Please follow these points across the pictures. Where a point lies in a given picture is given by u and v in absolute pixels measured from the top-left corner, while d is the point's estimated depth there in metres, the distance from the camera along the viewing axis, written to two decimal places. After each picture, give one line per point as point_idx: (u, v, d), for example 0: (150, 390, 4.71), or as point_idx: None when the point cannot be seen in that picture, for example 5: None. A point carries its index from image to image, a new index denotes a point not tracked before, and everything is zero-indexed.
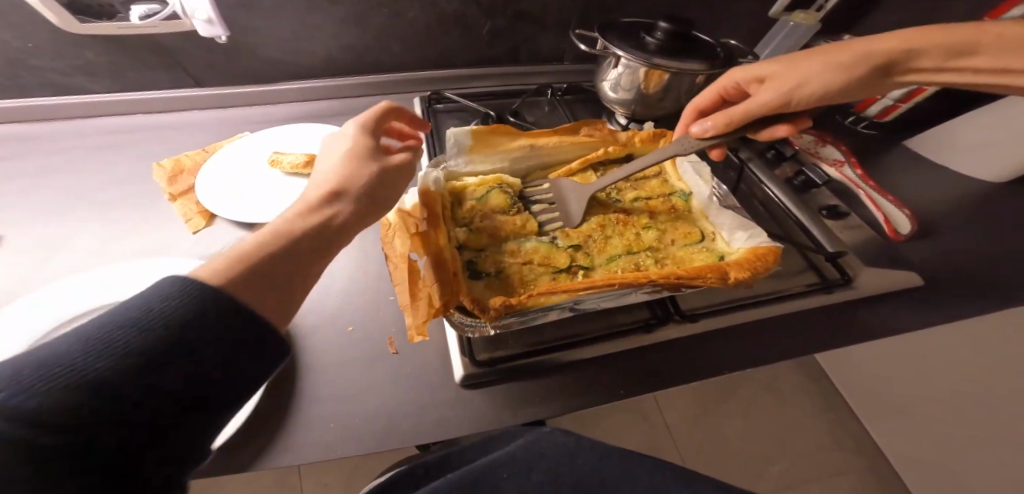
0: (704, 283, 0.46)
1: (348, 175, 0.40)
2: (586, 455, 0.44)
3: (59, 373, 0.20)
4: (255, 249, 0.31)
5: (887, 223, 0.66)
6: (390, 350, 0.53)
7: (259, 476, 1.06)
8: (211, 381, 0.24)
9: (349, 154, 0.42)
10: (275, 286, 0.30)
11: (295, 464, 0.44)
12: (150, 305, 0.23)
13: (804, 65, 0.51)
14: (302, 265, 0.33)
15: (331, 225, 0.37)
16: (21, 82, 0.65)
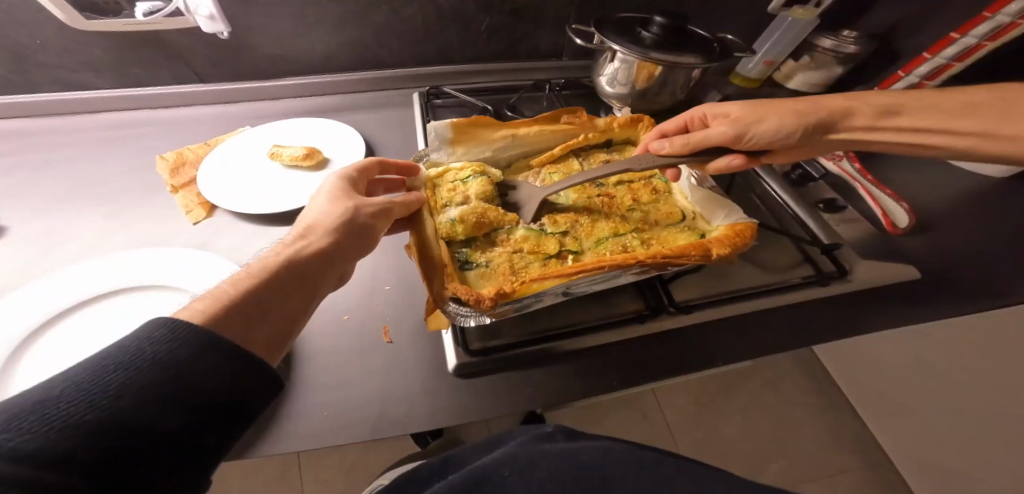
0: (689, 261, 0.47)
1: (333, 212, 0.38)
2: (591, 452, 0.36)
3: (52, 419, 0.19)
4: (237, 288, 0.30)
5: (885, 216, 0.66)
6: (385, 339, 0.54)
7: (260, 469, 1.07)
8: (209, 419, 0.24)
9: (332, 194, 0.40)
10: (254, 329, 0.29)
11: (290, 450, 0.45)
12: (142, 346, 0.23)
13: (765, 104, 0.52)
14: (283, 308, 0.31)
15: (319, 259, 0.35)
16: (30, 77, 0.67)
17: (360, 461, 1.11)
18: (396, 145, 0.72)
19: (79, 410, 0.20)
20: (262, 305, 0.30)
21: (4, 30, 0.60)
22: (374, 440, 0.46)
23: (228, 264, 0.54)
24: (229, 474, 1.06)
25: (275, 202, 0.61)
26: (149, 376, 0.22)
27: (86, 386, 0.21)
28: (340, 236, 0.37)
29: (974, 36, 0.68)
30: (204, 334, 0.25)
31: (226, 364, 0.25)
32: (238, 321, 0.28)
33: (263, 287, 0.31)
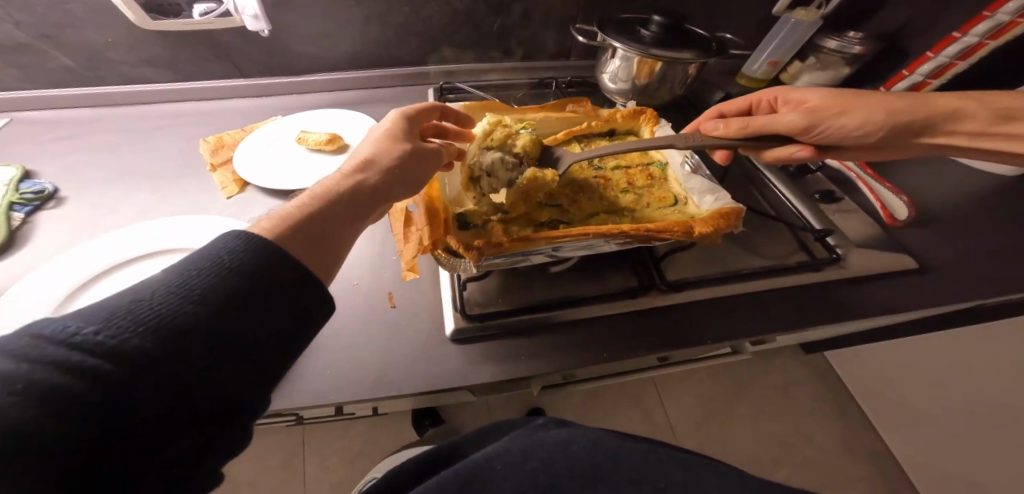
0: (671, 237, 0.49)
1: (384, 149, 0.44)
2: (580, 442, 0.37)
3: (138, 321, 0.24)
4: (293, 212, 0.35)
5: (882, 208, 0.66)
6: (389, 304, 0.59)
7: (267, 456, 1.12)
8: (263, 344, 0.27)
9: (384, 131, 0.46)
10: (315, 242, 0.34)
11: (294, 401, 0.49)
12: (216, 262, 0.28)
13: (847, 96, 0.54)
14: (340, 230, 0.37)
15: (368, 193, 0.40)
16: (100, 73, 0.77)
17: (361, 451, 1.15)
18: None
19: (161, 313, 0.24)
20: (319, 227, 0.35)
21: (83, 31, 0.70)
22: (371, 398, 0.50)
23: None
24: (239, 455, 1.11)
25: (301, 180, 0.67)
26: (222, 289, 0.27)
27: (173, 290, 0.26)
28: (388, 176, 0.42)
29: (974, 35, 0.69)
30: (268, 250, 0.30)
31: (284, 296, 0.29)
32: (296, 235, 0.33)
33: (314, 216, 0.36)
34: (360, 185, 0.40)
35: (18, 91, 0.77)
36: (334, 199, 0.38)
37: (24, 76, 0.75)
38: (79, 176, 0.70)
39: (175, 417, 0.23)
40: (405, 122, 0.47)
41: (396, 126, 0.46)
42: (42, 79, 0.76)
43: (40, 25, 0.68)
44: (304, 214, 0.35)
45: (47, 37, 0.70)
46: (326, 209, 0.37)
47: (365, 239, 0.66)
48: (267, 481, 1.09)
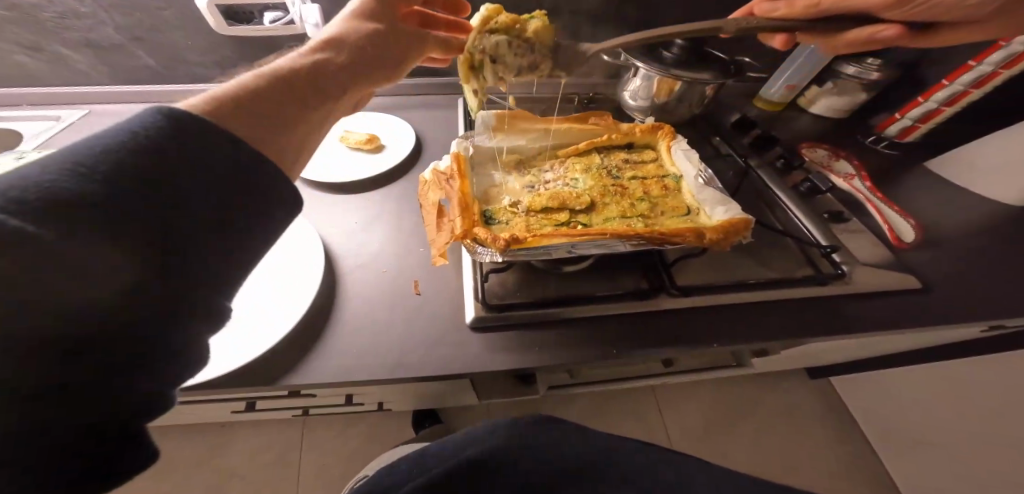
0: (683, 242, 0.51)
1: (347, 30, 0.43)
2: (554, 443, 0.42)
3: (30, 202, 0.20)
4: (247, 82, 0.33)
5: (890, 230, 0.69)
6: (414, 290, 0.63)
7: (268, 448, 1.19)
8: (201, 229, 0.25)
9: (348, 15, 0.45)
10: (272, 115, 0.32)
11: (324, 374, 0.54)
12: (133, 134, 0.24)
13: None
14: (302, 104, 0.35)
15: (331, 73, 0.39)
16: (172, 72, 0.85)
17: (360, 447, 1.22)
18: (442, 140, 0.85)
19: (64, 192, 0.21)
20: (275, 98, 0.33)
21: (167, 34, 0.78)
22: (394, 377, 0.54)
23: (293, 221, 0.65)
24: (241, 448, 1.18)
25: (344, 176, 0.76)
26: (140, 165, 0.23)
27: (70, 169, 0.21)
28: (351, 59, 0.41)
29: (989, 64, 0.72)
30: (204, 135, 0.26)
31: (220, 175, 0.26)
32: (251, 100, 0.32)
33: (266, 91, 0.33)
34: (322, 63, 0.39)
35: (99, 86, 0.84)
36: (289, 75, 0.36)
37: (107, 74, 0.83)
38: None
39: (104, 315, 0.21)
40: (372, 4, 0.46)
41: (361, 7, 0.45)
42: (123, 77, 0.84)
43: (131, 28, 0.76)
44: (250, 86, 0.33)
45: (135, 39, 0.78)
46: (284, 81, 0.35)
47: (395, 231, 0.70)
48: (264, 474, 1.16)
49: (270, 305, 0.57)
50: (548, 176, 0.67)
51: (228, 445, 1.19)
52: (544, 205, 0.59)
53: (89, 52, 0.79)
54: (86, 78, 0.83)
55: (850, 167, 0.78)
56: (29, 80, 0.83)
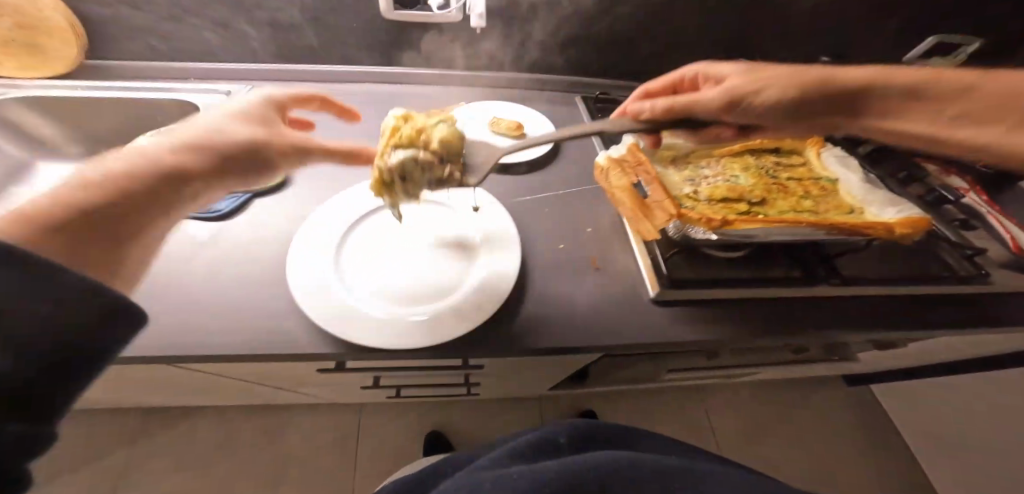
0: (873, 234, 0.58)
1: (181, 162, 0.39)
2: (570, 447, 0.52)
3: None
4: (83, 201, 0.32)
5: (1013, 240, 0.75)
6: (593, 265, 0.66)
7: (327, 433, 1.28)
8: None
9: (191, 147, 0.40)
10: (104, 231, 0.32)
11: (529, 337, 0.58)
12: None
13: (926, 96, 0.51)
14: (149, 205, 0.36)
15: (178, 171, 0.38)
16: (330, 52, 0.93)
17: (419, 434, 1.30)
18: (575, 130, 0.92)
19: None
20: (115, 217, 0.33)
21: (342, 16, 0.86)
22: (594, 343, 0.58)
23: (473, 191, 0.70)
24: (300, 433, 1.27)
25: (498, 157, 0.80)
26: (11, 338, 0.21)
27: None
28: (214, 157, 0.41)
29: None
30: None
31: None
32: (86, 224, 0.31)
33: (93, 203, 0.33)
34: (169, 176, 0.37)
35: (265, 64, 0.94)
36: (116, 192, 0.34)
37: (276, 52, 0.93)
38: None
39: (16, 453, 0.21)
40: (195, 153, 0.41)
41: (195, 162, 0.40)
42: (287, 55, 0.93)
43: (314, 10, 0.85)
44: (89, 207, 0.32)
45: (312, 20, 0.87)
46: (134, 192, 0.35)
47: (559, 209, 0.73)
48: (324, 457, 1.24)
49: (476, 263, 0.61)
50: (706, 171, 0.71)
51: (295, 424, 1.28)
52: (724, 196, 0.65)
53: (270, 31, 0.88)
54: (254, 56, 0.93)
55: (964, 182, 0.86)
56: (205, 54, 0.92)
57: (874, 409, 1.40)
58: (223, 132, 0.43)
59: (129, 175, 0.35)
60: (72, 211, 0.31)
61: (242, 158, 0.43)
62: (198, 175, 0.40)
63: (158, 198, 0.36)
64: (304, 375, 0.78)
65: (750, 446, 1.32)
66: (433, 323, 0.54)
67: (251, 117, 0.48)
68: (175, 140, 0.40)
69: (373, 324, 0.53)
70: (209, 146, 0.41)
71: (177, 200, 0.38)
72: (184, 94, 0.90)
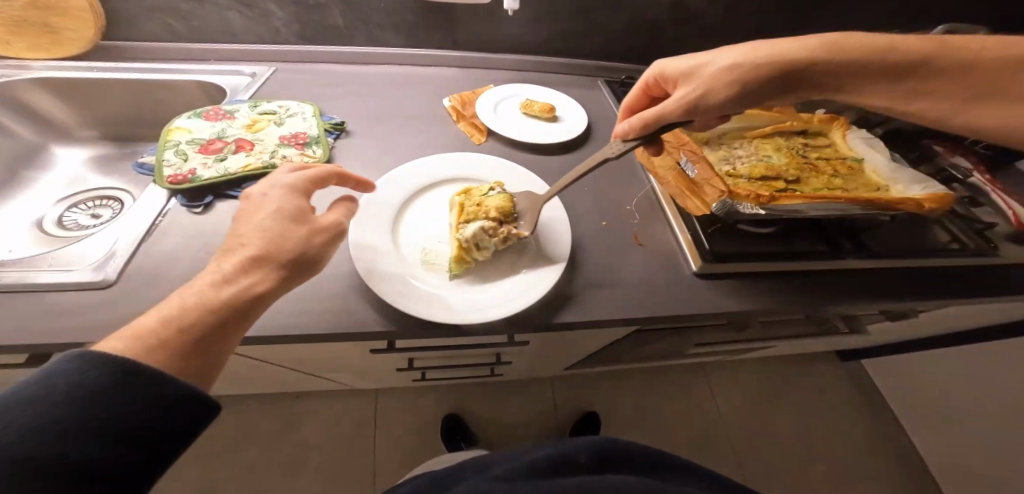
0: (905, 208, 0.62)
1: (277, 238, 0.42)
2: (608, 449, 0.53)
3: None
4: (179, 319, 0.34)
5: (1014, 215, 0.80)
6: (637, 242, 0.68)
7: (344, 419, 1.29)
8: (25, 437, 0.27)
9: (275, 214, 0.44)
10: (199, 350, 0.34)
11: (582, 310, 0.60)
12: (77, 379, 0.28)
13: (952, 73, 0.47)
14: (205, 334, 0.35)
15: (251, 297, 0.38)
16: (355, 33, 0.92)
17: (435, 418, 1.32)
18: (602, 113, 0.93)
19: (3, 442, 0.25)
20: (203, 334, 0.35)
21: None
22: (644, 316, 0.60)
23: (518, 169, 0.72)
24: (319, 419, 1.28)
25: (534, 138, 0.82)
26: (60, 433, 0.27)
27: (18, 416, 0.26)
28: (272, 262, 0.41)
29: None
30: (119, 374, 0.29)
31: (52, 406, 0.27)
32: (167, 349, 0.33)
33: (174, 325, 0.34)
34: (239, 292, 0.38)
35: (286, 45, 0.92)
36: (188, 322, 0.34)
37: (299, 33, 0.91)
38: (341, 114, 0.80)
39: None
40: (289, 228, 0.44)
41: (285, 210, 0.45)
42: (312, 35, 0.92)
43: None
44: (187, 316, 0.35)
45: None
46: (202, 317, 0.35)
47: (599, 189, 0.75)
48: (342, 442, 1.26)
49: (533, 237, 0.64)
50: (741, 152, 0.75)
51: (312, 412, 1.29)
52: (763, 174, 0.69)
53: (295, 10, 0.86)
54: (276, 36, 0.91)
55: (968, 161, 0.90)
56: (224, 34, 0.89)
57: (866, 382, 1.48)
58: (279, 232, 0.43)
59: (212, 295, 0.37)
60: (177, 327, 0.34)
61: (300, 261, 0.43)
62: (265, 285, 0.40)
63: (236, 325, 0.37)
64: (342, 357, 0.80)
65: (754, 418, 1.39)
66: (507, 293, 0.57)
67: (290, 210, 0.45)
68: (242, 255, 0.40)
69: (451, 296, 0.56)
70: (272, 257, 0.41)
71: (255, 316, 0.39)
72: (205, 75, 0.87)
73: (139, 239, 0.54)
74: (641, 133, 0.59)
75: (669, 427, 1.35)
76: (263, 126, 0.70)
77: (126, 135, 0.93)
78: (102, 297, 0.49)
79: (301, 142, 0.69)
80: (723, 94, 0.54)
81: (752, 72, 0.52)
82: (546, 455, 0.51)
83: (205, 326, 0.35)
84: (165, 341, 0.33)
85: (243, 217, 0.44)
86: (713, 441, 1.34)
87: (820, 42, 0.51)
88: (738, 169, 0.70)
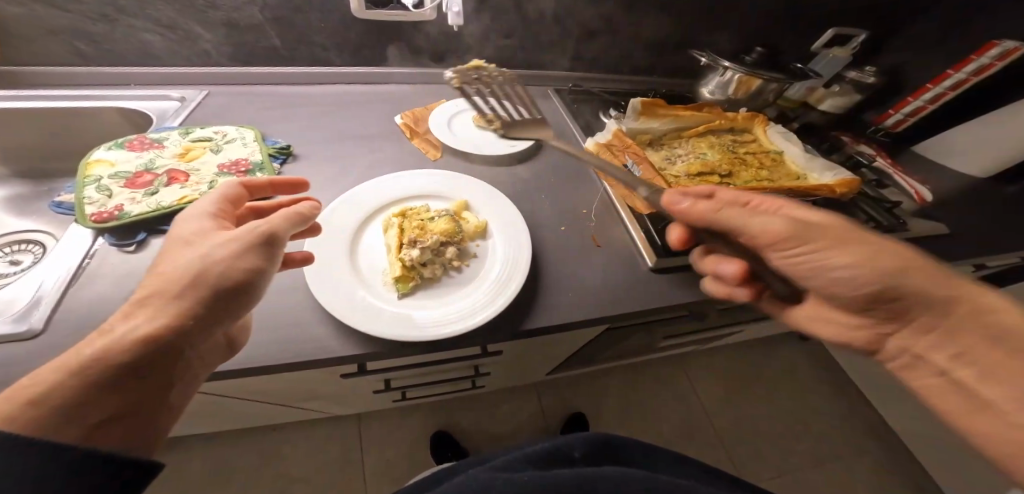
0: (818, 194, 0.69)
1: (173, 274, 0.37)
2: (601, 444, 0.55)
3: None
4: (63, 386, 0.31)
5: (916, 192, 0.90)
6: (595, 243, 0.70)
7: (325, 451, 1.22)
8: None
9: (178, 242, 0.40)
10: (90, 421, 0.32)
11: (548, 315, 0.60)
12: None
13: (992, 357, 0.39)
14: (117, 396, 0.33)
15: (152, 349, 0.35)
16: (296, 54, 0.88)
17: (419, 437, 1.28)
18: (555, 122, 0.96)
19: None
20: (99, 401, 0.32)
21: (309, 16, 0.82)
22: (609, 314, 0.62)
23: (474, 182, 0.72)
24: (295, 455, 1.20)
25: (487, 150, 0.83)
26: None
27: None
28: (172, 297, 0.36)
29: (942, 87, 1.03)
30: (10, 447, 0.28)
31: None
32: (76, 419, 0.32)
33: (71, 391, 0.32)
34: (144, 343, 0.34)
35: (219, 67, 0.86)
36: (97, 383, 0.32)
37: (231, 55, 0.85)
38: (289, 139, 0.77)
39: None
40: (189, 260, 0.38)
41: (194, 237, 0.41)
42: (247, 58, 0.87)
43: (279, 10, 0.80)
44: (87, 374, 0.32)
45: (275, 19, 0.82)
46: (102, 376, 0.33)
47: (556, 196, 0.78)
48: (325, 475, 1.19)
49: (494, 247, 0.64)
50: (679, 152, 0.80)
51: (286, 450, 1.20)
52: (698, 171, 0.74)
53: (224, 32, 0.81)
54: (206, 59, 0.85)
55: (871, 149, 1.02)
56: (147, 57, 0.82)
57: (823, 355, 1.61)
58: (181, 264, 0.38)
59: (103, 352, 0.33)
60: (75, 390, 0.32)
61: (210, 298, 0.38)
62: (167, 329, 0.35)
63: (141, 378, 0.35)
64: (325, 385, 0.77)
65: (725, 396, 1.47)
66: (471, 304, 0.56)
67: (188, 241, 0.41)
68: (140, 297, 0.37)
69: (417, 312, 0.55)
70: (167, 297, 0.36)
71: (171, 364, 0.36)
72: (129, 103, 0.80)
73: (69, 275, 0.50)
74: (699, 215, 0.47)
75: (655, 414, 1.41)
76: (200, 154, 0.65)
77: (47, 170, 0.84)
78: (20, 352, 0.44)
79: (243, 170, 0.64)
80: (854, 258, 0.42)
81: (881, 278, 0.41)
82: (540, 451, 0.53)
83: (70, 397, 0.31)
84: (25, 415, 0.30)
85: (166, 250, 0.40)
86: (696, 422, 1.41)
87: (953, 298, 0.41)
88: (677, 168, 0.75)
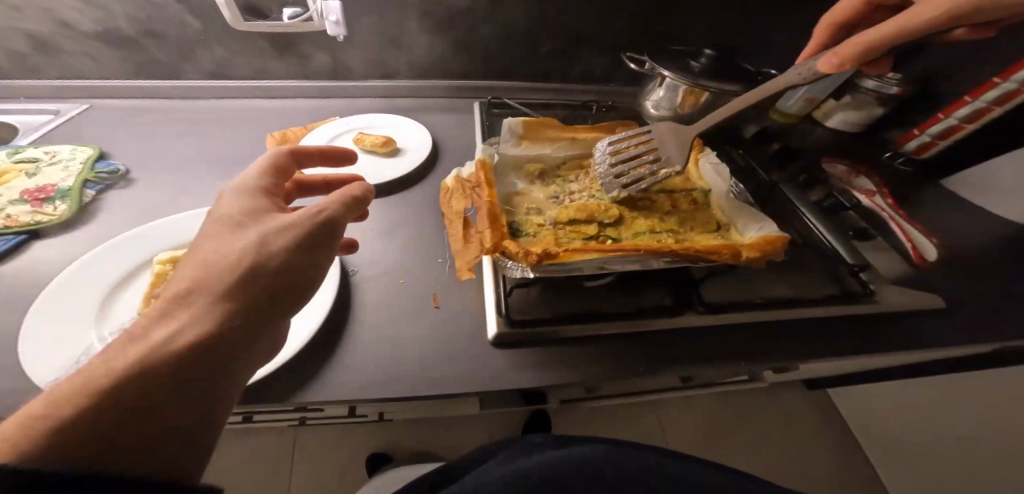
0: (718, 258, 0.51)
1: (214, 268, 0.33)
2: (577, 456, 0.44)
3: None
4: (93, 402, 0.24)
5: (915, 250, 0.69)
6: (433, 304, 0.58)
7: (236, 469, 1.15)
8: None
9: (209, 238, 0.35)
10: (129, 441, 0.25)
11: (329, 394, 0.48)
12: None
13: None
14: (163, 405, 0.26)
15: (199, 353, 0.29)
16: (181, 65, 0.82)
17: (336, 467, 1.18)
18: (461, 144, 0.84)
19: None
20: (138, 415, 0.25)
21: (183, 27, 0.76)
22: (416, 396, 0.50)
23: None
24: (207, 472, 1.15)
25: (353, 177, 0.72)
26: None
27: None
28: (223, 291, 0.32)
29: (983, 100, 0.77)
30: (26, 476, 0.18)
31: None
32: (102, 441, 0.24)
33: (103, 402, 0.25)
34: (189, 347, 0.28)
35: (103, 80, 0.83)
36: (130, 396, 0.26)
37: (112, 67, 0.81)
38: (138, 159, 0.71)
39: None
40: (236, 250, 0.34)
41: (220, 228, 0.36)
42: (131, 71, 0.82)
43: (146, 20, 0.74)
44: (114, 388, 0.25)
45: (146, 30, 0.76)
46: (142, 385, 0.26)
47: (419, 238, 0.67)
48: None
49: None
50: (571, 186, 0.65)
51: None
52: (573, 217, 0.58)
53: (101, 44, 0.77)
54: (88, 72, 0.81)
55: (871, 183, 0.80)
56: (28, 69, 0.80)
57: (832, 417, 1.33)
58: (223, 255, 0.34)
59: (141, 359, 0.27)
60: (103, 405, 0.25)
61: (258, 287, 0.33)
62: (221, 323, 0.31)
63: (189, 387, 0.28)
64: None
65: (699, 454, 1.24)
66: None
67: (216, 234, 0.36)
68: (169, 300, 0.31)
69: None
70: (205, 292, 0.32)
71: (228, 369, 0.30)
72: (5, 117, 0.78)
73: None
74: None
75: None
76: (9, 177, 0.61)
77: None
78: None
79: (41, 197, 0.60)
80: None
81: None
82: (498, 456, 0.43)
83: (89, 409, 0.24)
84: (35, 440, 0.22)
85: (203, 243, 0.36)
86: None
87: None
88: (550, 211, 0.60)
